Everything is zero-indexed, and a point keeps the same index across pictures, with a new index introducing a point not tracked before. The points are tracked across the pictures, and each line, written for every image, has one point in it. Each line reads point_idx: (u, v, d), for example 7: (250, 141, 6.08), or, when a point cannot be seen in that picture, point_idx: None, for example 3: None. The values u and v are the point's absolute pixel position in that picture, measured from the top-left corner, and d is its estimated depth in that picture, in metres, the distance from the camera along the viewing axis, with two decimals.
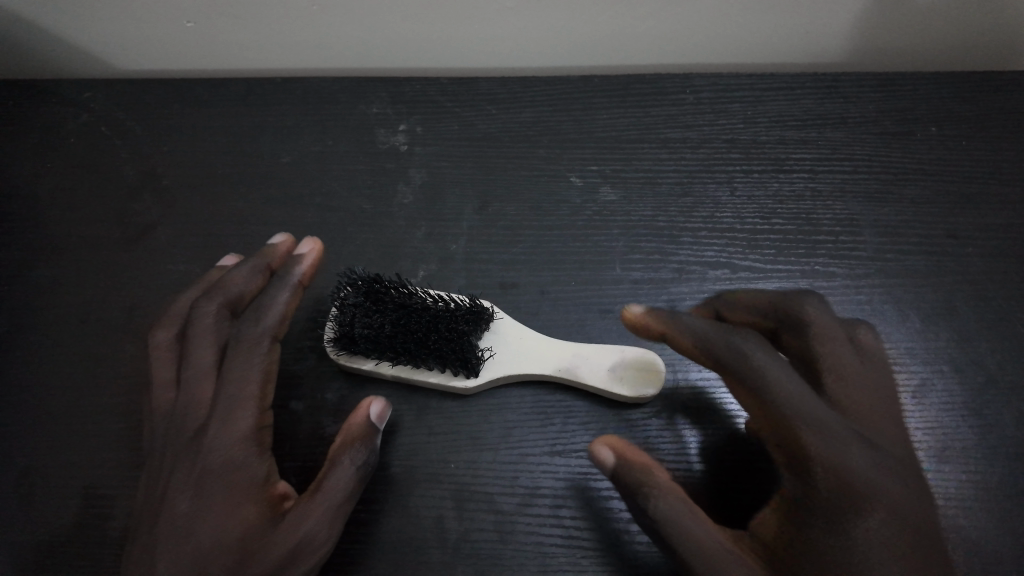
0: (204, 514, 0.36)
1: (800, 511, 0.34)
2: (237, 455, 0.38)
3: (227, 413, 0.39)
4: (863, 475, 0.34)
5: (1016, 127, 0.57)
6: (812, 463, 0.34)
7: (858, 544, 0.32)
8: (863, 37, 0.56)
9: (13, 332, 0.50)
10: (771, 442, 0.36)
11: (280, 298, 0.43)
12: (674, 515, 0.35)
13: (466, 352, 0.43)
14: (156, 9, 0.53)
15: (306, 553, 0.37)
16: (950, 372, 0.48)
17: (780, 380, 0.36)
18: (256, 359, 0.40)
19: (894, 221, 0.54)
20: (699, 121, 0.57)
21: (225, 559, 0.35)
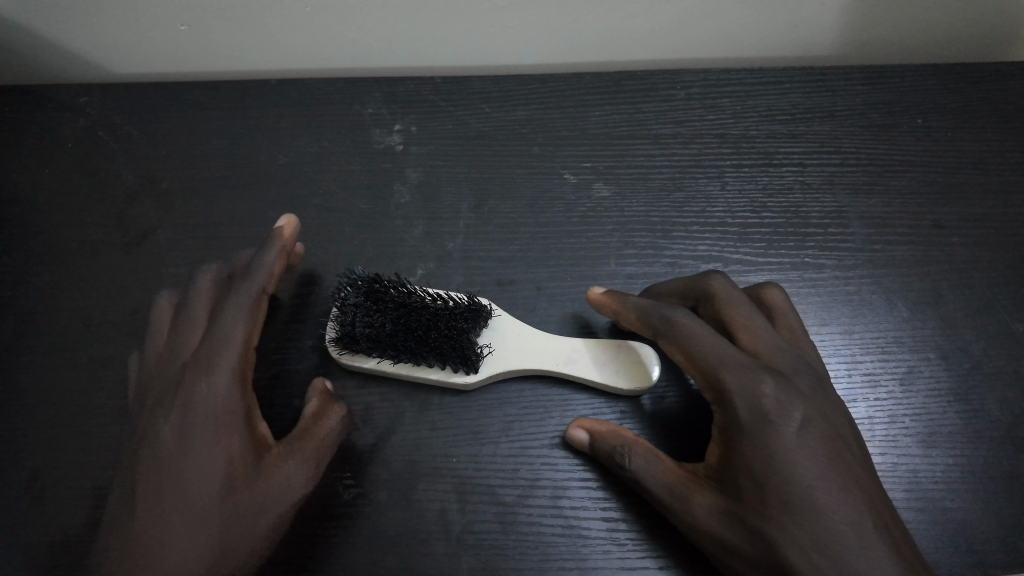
0: (188, 450, 0.38)
1: (731, 436, 0.39)
2: (218, 393, 0.39)
3: (210, 354, 0.40)
4: (780, 399, 0.39)
5: (999, 118, 0.58)
6: (734, 393, 0.39)
7: (780, 456, 0.37)
8: (849, 29, 0.57)
9: (16, 337, 0.51)
10: (702, 385, 0.41)
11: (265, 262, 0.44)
12: (649, 468, 0.40)
13: (465, 349, 0.44)
14: (151, 13, 0.53)
15: (285, 498, 0.39)
16: (936, 359, 0.49)
17: (701, 335, 0.41)
18: (238, 308, 0.42)
19: (881, 212, 0.55)
20: (690, 116, 0.58)
21: (208, 492, 0.37)
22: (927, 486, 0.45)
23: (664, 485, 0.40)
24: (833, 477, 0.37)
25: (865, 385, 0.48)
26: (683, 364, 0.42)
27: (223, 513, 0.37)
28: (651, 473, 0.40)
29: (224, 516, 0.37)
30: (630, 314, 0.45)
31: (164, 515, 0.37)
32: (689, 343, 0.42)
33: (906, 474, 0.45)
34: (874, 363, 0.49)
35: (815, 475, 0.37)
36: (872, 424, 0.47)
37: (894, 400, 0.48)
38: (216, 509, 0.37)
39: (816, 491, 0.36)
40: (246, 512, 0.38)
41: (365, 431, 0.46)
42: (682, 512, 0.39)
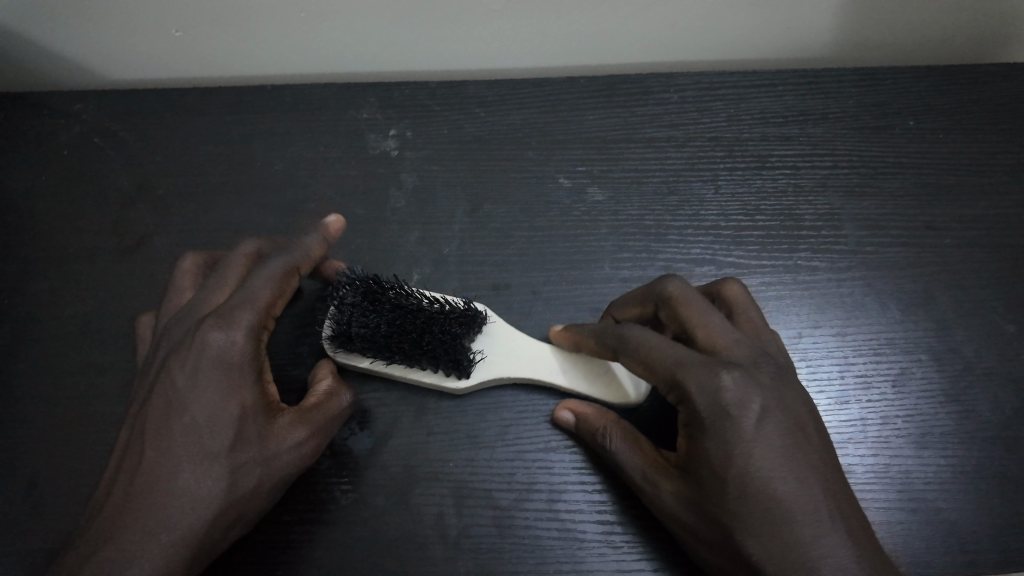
0: (200, 398, 0.38)
1: (693, 431, 0.39)
2: (236, 351, 0.39)
3: (233, 310, 0.40)
4: (739, 394, 0.38)
5: (990, 120, 0.59)
6: (692, 392, 0.38)
7: (738, 451, 0.37)
8: (841, 31, 0.57)
9: (14, 344, 0.51)
10: (663, 387, 0.41)
11: (305, 245, 0.45)
12: (627, 455, 0.42)
13: (457, 353, 0.45)
14: (147, 19, 0.54)
15: (282, 468, 0.40)
16: (928, 360, 0.50)
17: (652, 341, 0.41)
18: (269, 277, 0.42)
19: (874, 214, 0.55)
20: (683, 119, 0.58)
21: (214, 447, 0.38)
22: (919, 487, 0.45)
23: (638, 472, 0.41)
24: (789, 470, 0.37)
25: (857, 387, 0.48)
26: (641, 372, 0.42)
27: (225, 470, 0.37)
28: (630, 462, 0.42)
29: (225, 474, 0.37)
30: (587, 339, 0.45)
31: (169, 460, 0.37)
32: (647, 353, 0.41)
33: (899, 475, 0.46)
34: (867, 365, 0.49)
35: (774, 468, 0.36)
36: (865, 425, 0.47)
37: (887, 401, 0.48)
38: (219, 465, 0.37)
39: (773, 484, 0.36)
40: (245, 475, 0.38)
41: (362, 435, 0.46)
42: (652, 497, 0.41)
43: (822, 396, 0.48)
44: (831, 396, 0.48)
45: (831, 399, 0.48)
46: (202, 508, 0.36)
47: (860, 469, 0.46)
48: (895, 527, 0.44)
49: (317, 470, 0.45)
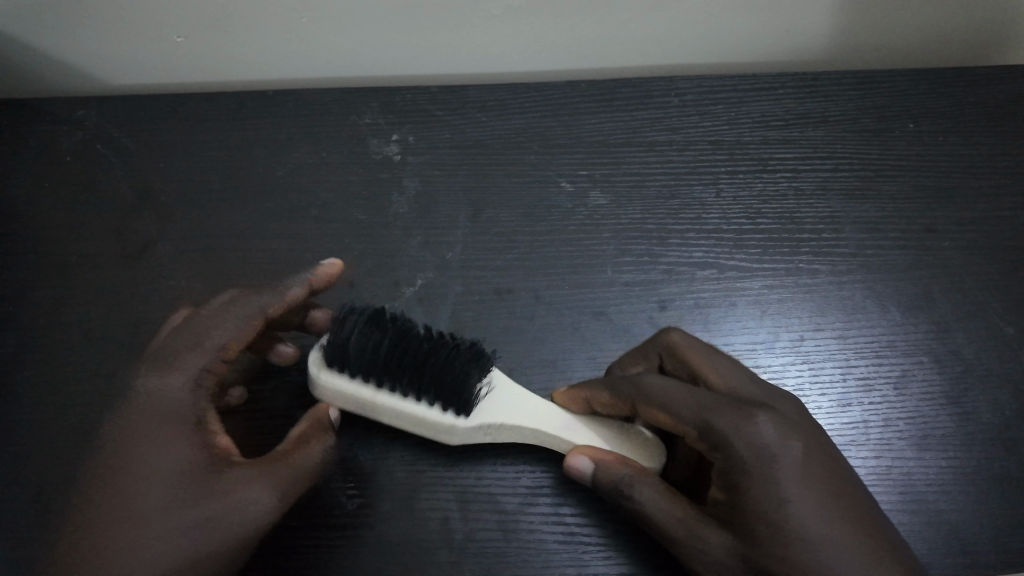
0: (138, 446, 0.38)
1: (735, 479, 0.39)
2: (179, 393, 0.40)
3: (179, 352, 0.41)
4: (777, 439, 0.40)
5: (988, 123, 0.59)
6: (730, 438, 0.40)
7: (783, 495, 0.38)
8: (841, 33, 0.57)
9: (17, 352, 0.51)
10: (691, 438, 0.41)
11: (289, 290, 0.44)
12: (653, 504, 0.41)
13: (461, 379, 0.43)
14: (148, 25, 0.54)
15: (242, 524, 0.38)
16: (929, 362, 0.50)
17: (673, 391, 0.42)
18: (234, 317, 0.42)
19: (874, 217, 0.55)
20: (684, 123, 0.58)
21: (161, 495, 0.37)
22: (921, 489, 0.46)
23: (676, 522, 0.40)
24: (828, 508, 0.38)
25: (859, 389, 0.49)
26: (665, 424, 0.42)
27: (171, 520, 0.37)
28: (659, 511, 0.41)
29: (174, 525, 0.37)
30: (599, 394, 0.44)
31: (116, 509, 0.37)
32: (669, 397, 0.42)
33: (901, 477, 0.46)
34: (868, 367, 0.50)
35: (809, 509, 0.38)
36: (867, 428, 0.47)
37: (889, 404, 0.48)
38: (167, 515, 0.37)
39: (821, 529, 0.38)
40: (195, 528, 0.37)
41: (367, 441, 0.46)
42: (695, 547, 0.39)
43: (825, 398, 0.48)
44: (833, 398, 0.48)
45: (833, 402, 0.48)
46: (153, 559, 0.36)
47: (863, 471, 0.46)
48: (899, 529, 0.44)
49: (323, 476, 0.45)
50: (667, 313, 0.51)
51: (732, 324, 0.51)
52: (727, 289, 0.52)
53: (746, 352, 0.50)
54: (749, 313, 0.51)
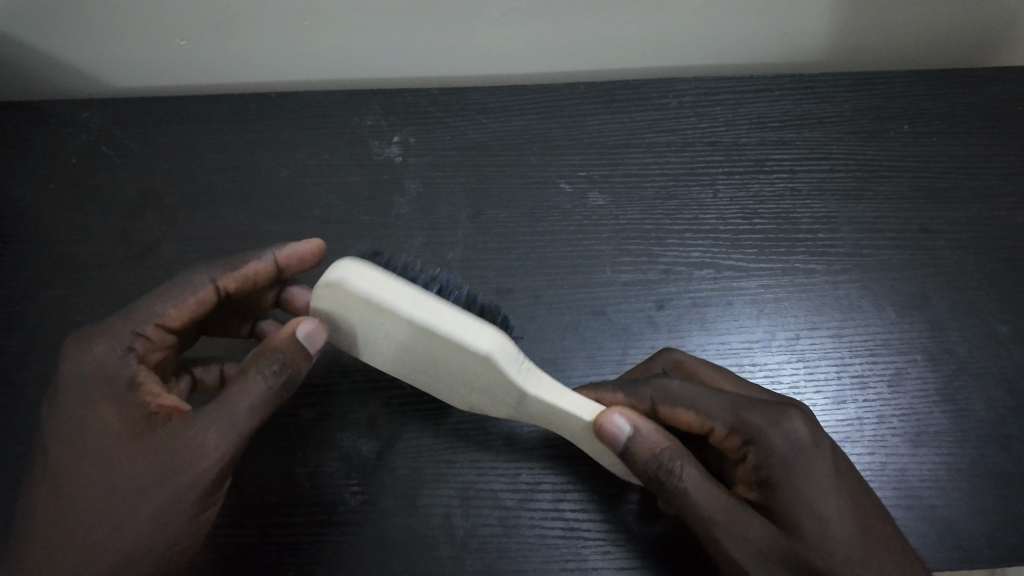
0: (77, 418, 0.39)
1: (769, 474, 0.39)
2: (110, 357, 0.40)
3: (106, 323, 0.41)
4: (810, 437, 0.40)
5: (984, 123, 0.59)
6: (768, 434, 0.40)
7: (813, 494, 0.39)
8: (837, 34, 0.58)
9: (25, 351, 0.52)
10: (720, 436, 0.41)
11: (254, 263, 0.44)
12: (699, 488, 0.39)
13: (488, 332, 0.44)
14: (151, 28, 0.54)
15: (186, 469, 0.37)
16: (923, 360, 0.51)
17: (699, 391, 0.42)
18: (178, 289, 0.42)
19: (870, 217, 0.56)
20: (682, 124, 0.59)
21: (98, 453, 0.37)
22: (914, 485, 0.47)
23: (720, 508, 0.38)
24: (848, 510, 0.39)
25: (854, 387, 0.50)
26: (690, 424, 0.42)
27: (110, 476, 0.37)
28: (702, 496, 0.39)
29: (118, 481, 0.37)
30: (612, 395, 0.44)
31: (62, 478, 0.37)
32: (697, 395, 0.42)
33: (894, 473, 0.47)
34: (863, 365, 0.50)
35: (837, 505, 0.39)
36: (861, 425, 0.48)
37: (883, 401, 0.49)
38: (106, 471, 0.37)
39: (845, 524, 0.39)
40: (137, 477, 0.37)
41: (370, 438, 0.47)
42: (735, 538, 0.38)
43: (819, 396, 0.49)
44: (828, 396, 0.49)
45: (828, 399, 0.49)
46: (108, 519, 0.36)
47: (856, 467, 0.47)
48: None
49: (326, 473, 0.46)
50: (666, 312, 0.52)
51: (729, 323, 0.52)
52: (724, 289, 0.53)
53: (742, 350, 0.51)
54: (746, 312, 0.52)
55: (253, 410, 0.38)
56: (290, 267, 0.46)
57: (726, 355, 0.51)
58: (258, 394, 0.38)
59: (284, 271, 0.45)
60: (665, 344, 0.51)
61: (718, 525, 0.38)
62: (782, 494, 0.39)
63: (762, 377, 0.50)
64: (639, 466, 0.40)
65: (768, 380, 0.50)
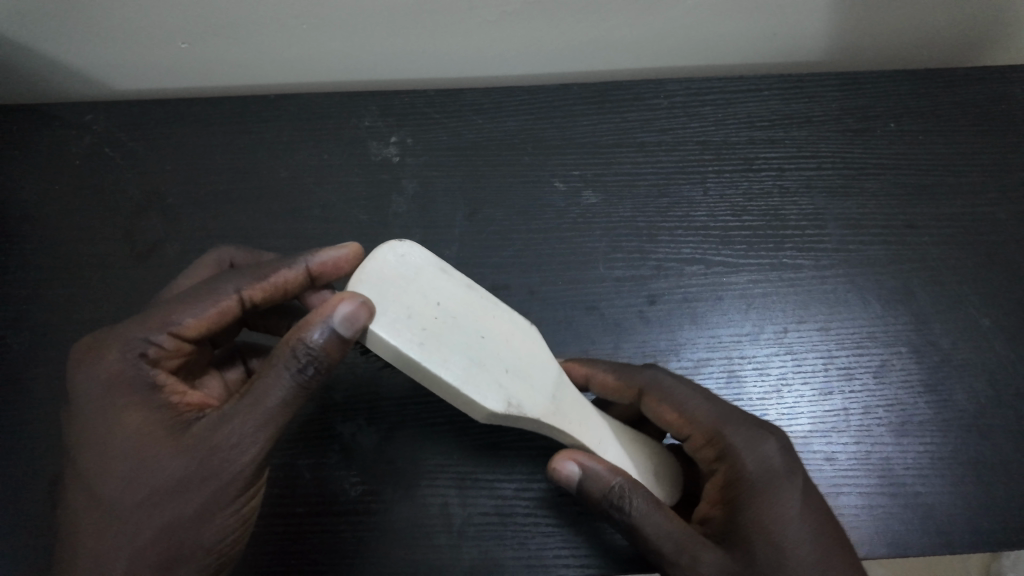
0: (98, 423, 0.38)
1: (735, 493, 0.41)
2: (127, 363, 0.40)
3: (121, 329, 0.41)
4: (782, 462, 0.41)
5: (967, 122, 0.61)
6: (739, 451, 0.42)
7: (774, 517, 0.39)
8: (824, 35, 0.59)
9: (36, 349, 0.54)
10: (698, 442, 0.43)
11: (283, 272, 0.45)
12: (646, 516, 0.40)
13: None
14: (154, 33, 0.55)
15: (225, 464, 0.36)
16: (907, 352, 0.52)
17: (689, 393, 0.45)
18: (201, 298, 0.42)
19: (856, 214, 0.57)
20: (673, 124, 0.60)
21: (127, 456, 0.37)
22: (899, 473, 0.48)
23: (668, 538, 0.39)
24: (810, 537, 0.39)
25: (840, 377, 0.51)
26: (672, 423, 0.45)
27: (141, 478, 0.36)
28: (651, 524, 0.40)
29: (152, 481, 0.36)
30: (606, 376, 0.47)
31: (92, 484, 0.38)
32: (683, 400, 0.44)
33: (879, 461, 0.49)
34: (849, 357, 0.52)
35: (800, 530, 0.39)
36: (847, 414, 0.50)
37: (868, 392, 0.51)
38: (135, 475, 0.37)
39: (807, 551, 0.38)
40: (168, 477, 0.36)
41: (369, 431, 0.48)
42: (688, 566, 0.39)
43: (807, 387, 0.51)
44: (815, 387, 0.51)
45: (815, 390, 0.51)
46: (149, 519, 0.36)
47: (842, 456, 0.49)
48: (874, 510, 0.47)
49: (328, 464, 0.47)
50: (657, 307, 0.54)
51: (719, 317, 0.53)
52: (714, 284, 0.54)
53: (732, 343, 0.52)
54: (735, 306, 0.53)
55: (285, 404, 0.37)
56: (321, 275, 0.46)
57: (716, 348, 0.52)
58: (283, 389, 0.37)
59: (315, 279, 0.46)
60: (656, 338, 0.52)
61: (666, 550, 0.39)
62: (743, 516, 0.40)
63: (750, 369, 0.51)
64: (591, 494, 0.42)
65: (757, 372, 0.51)
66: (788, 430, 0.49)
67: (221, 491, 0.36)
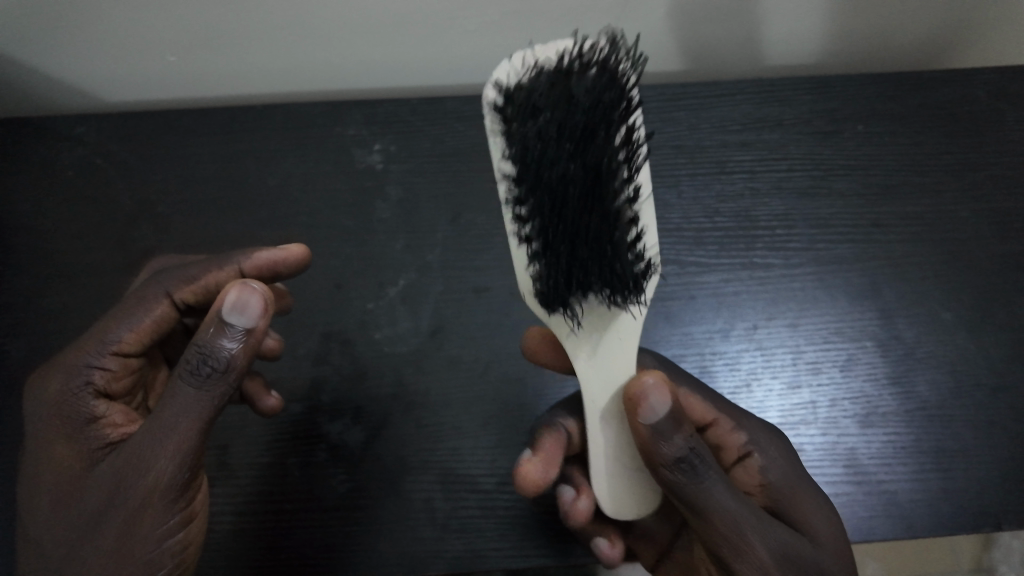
0: (37, 456, 0.40)
1: (770, 478, 0.43)
2: (66, 392, 0.42)
3: (63, 362, 0.43)
4: (786, 455, 0.45)
5: (935, 122, 0.62)
6: (765, 440, 0.45)
7: (818, 503, 0.42)
8: (795, 38, 0.61)
9: (33, 356, 0.56)
10: (723, 429, 0.46)
11: (215, 273, 0.48)
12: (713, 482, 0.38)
13: (619, 255, 0.36)
14: (143, 48, 0.57)
15: (138, 489, 0.36)
16: (873, 346, 0.55)
17: (703, 389, 0.48)
18: (134, 310, 0.45)
19: (826, 214, 0.59)
20: (649, 128, 0.61)
21: (52, 492, 0.39)
22: (864, 463, 0.51)
23: (736, 503, 0.38)
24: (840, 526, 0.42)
25: (808, 371, 0.54)
26: (696, 412, 0.47)
27: (65, 513, 0.38)
28: (721, 489, 0.38)
29: (79, 510, 0.37)
30: None
31: (28, 518, 0.39)
32: (705, 392, 0.47)
33: (845, 451, 0.51)
34: (817, 352, 0.54)
35: (826, 513, 0.42)
36: (815, 407, 0.53)
37: (835, 384, 0.53)
38: (63, 504, 0.38)
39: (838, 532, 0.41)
40: (91, 505, 0.37)
41: (355, 430, 0.50)
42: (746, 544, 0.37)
43: (776, 381, 0.53)
44: (784, 381, 0.53)
45: (784, 384, 0.53)
46: (73, 550, 0.37)
47: (810, 447, 0.51)
48: (840, 497, 0.50)
49: (317, 462, 0.49)
50: None
51: (691, 315, 0.55)
52: (687, 283, 0.57)
53: (703, 340, 0.55)
54: (707, 304, 0.56)
55: (190, 419, 0.37)
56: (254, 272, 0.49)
57: (689, 345, 0.54)
58: (183, 397, 0.37)
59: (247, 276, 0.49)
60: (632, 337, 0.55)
61: (739, 519, 0.37)
62: (787, 502, 0.42)
63: (721, 364, 0.54)
64: (667, 441, 0.37)
65: (728, 368, 0.54)
66: None
67: (134, 516, 0.36)
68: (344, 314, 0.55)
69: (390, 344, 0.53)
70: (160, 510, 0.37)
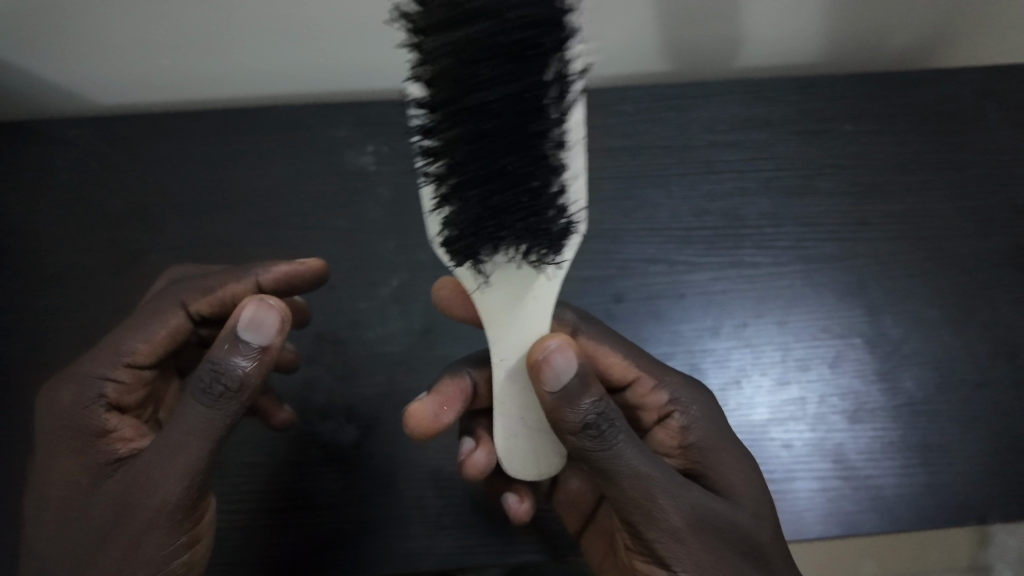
0: (50, 467, 0.41)
1: (690, 438, 0.44)
2: (79, 404, 0.42)
3: (77, 372, 0.44)
4: (708, 417, 0.45)
5: (920, 121, 0.63)
6: (687, 399, 0.46)
7: (737, 464, 0.43)
8: (783, 40, 0.61)
9: (28, 357, 0.56)
10: (644, 388, 0.47)
11: (232, 285, 0.49)
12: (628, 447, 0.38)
13: (535, 204, 0.34)
14: (136, 52, 0.57)
15: (145, 505, 0.36)
16: (861, 343, 0.55)
17: (624, 345, 0.48)
18: (150, 321, 0.46)
19: (814, 213, 0.60)
20: (638, 129, 0.62)
21: (63, 504, 0.39)
22: (851, 457, 0.52)
23: (651, 466, 0.38)
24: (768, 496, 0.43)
25: (796, 368, 0.54)
26: (617, 370, 0.47)
27: (74, 526, 0.38)
28: (631, 453, 0.38)
29: (86, 524, 0.38)
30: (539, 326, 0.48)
31: (39, 530, 0.39)
32: (623, 348, 0.48)
33: (833, 447, 0.52)
34: (806, 348, 0.55)
35: (749, 478, 0.43)
36: (804, 403, 0.53)
37: (824, 381, 0.54)
38: (72, 517, 0.38)
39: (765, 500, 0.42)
40: (97, 522, 0.37)
41: (348, 428, 0.51)
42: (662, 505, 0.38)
43: (765, 378, 0.54)
44: (773, 378, 0.54)
45: (773, 380, 0.54)
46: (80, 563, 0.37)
47: (798, 443, 0.52)
48: (828, 492, 0.51)
49: (310, 459, 0.50)
50: (623, 305, 0.56)
51: (680, 313, 0.56)
52: (677, 281, 0.57)
53: (693, 337, 0.55)
54: (696, 303, 0.56)
55: (200, 437, 0.36)
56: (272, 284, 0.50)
57: (679, 343, 0.55)
58: (193, 415, 0.37)
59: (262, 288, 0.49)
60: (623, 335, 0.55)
61: (657, 483, 0.38)
62: (706, 464, 0.43)
63: (710, 361, 0.55)
64: (575, 405, 0.37)
65: (717, 365, 0.54)
66: (747, 419, 0.52)
67: (140, 532, 0.36)
68: (337, 314, 0.55)
69: (381, 344, 0.54)
70: (166, 526, 0.37)
